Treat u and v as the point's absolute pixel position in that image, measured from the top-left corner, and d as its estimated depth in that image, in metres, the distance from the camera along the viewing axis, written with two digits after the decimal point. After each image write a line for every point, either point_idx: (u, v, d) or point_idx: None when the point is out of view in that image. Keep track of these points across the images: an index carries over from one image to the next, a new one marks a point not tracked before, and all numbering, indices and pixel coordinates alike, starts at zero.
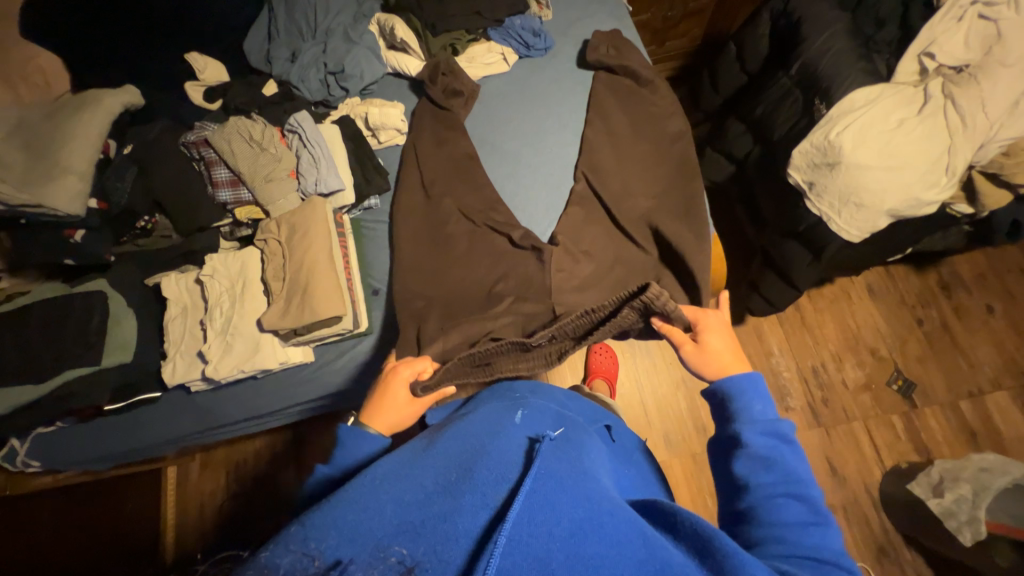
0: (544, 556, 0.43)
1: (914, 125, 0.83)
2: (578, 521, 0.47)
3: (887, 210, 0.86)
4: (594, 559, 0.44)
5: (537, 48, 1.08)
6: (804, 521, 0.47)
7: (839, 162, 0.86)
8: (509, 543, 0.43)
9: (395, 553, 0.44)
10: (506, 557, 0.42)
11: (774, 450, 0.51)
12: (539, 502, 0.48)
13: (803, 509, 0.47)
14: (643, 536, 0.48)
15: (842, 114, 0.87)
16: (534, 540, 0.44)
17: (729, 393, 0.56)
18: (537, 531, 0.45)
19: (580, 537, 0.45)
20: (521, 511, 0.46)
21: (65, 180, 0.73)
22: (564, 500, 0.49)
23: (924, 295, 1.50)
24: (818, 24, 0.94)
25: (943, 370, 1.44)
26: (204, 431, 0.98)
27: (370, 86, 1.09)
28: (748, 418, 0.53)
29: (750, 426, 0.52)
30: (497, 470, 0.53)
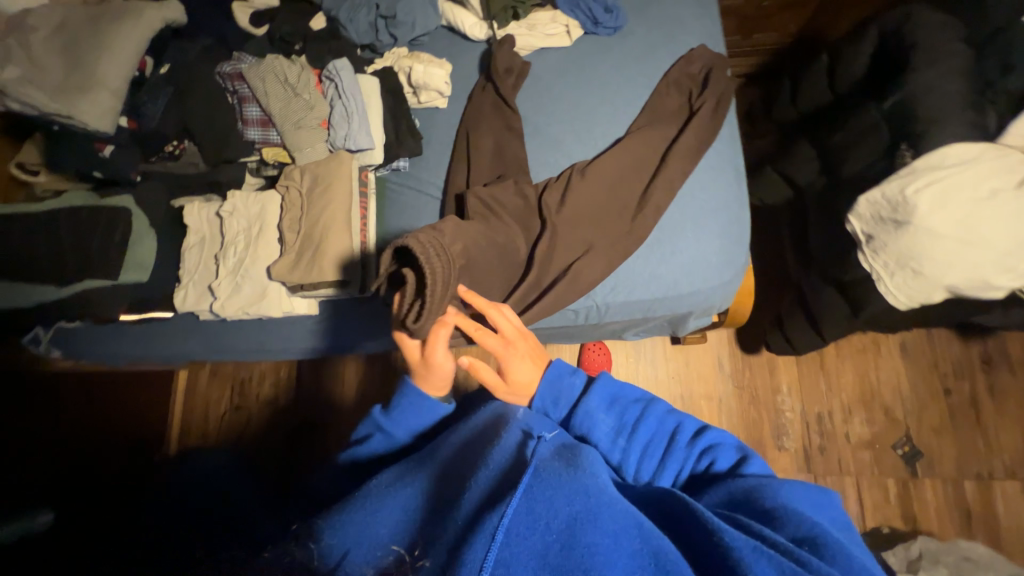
0: (542, 549, 0.44)
1: (1006, 200, 0.73)
2: (576, 511, 0.46)
3: (946, 284, 0.78)
4: (593, 548, 0.43)
5: (606, 26, 0.98)
6: (674, 450, 0.61)
7: (906, 223, 0.77)
8: (508, 534, 0.44)
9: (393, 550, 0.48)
10: (504, 548, 0.43)
11: (616, 413, 0.63)
12: (535, 499, 0.46)
13: (658, 434, 0.62)
14: (641, 526, 0.46)
15: (927, 168, 0.77)
16: (531, 533, 0.44)
17: (554, 395, 0.65)
18: (535, 525, 0.45)
19: (579, 528, 0.44)
20: (515, 512, 0.45)
21: (96, 94, 0.72)
22: (562, 492, 0.47)
23: (961, 365, 1.40)
24: (932, 56, 0.81)
25: (957, 446, 1.37)
26: (211, 355, 1.03)
27: (420, 37, 1.02)
28: (590, 402, 0.63)
29: (596, 410, 0.62)
30: (492, 461, 0.53)
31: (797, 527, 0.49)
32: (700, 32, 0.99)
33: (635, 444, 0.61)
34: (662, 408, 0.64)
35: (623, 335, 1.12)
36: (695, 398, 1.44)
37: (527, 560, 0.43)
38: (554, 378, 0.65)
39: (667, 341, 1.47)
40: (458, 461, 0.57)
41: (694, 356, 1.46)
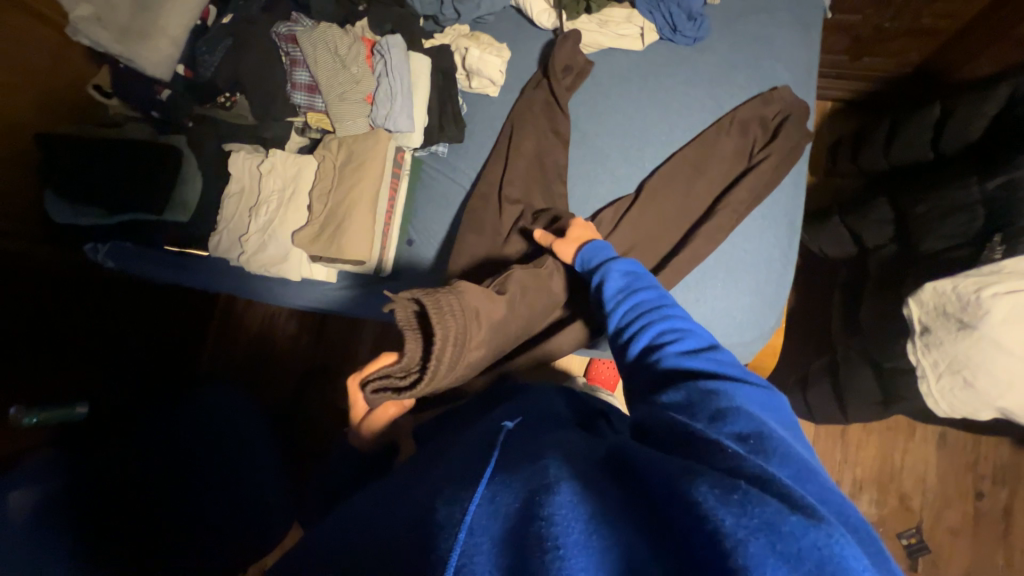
0: (505, 535, 0.36)
1: None
2: (535, 488, 0.39)
3: (999, 405, 0.69)
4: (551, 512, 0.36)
5: (684, 35, 0.88)
6: (664, 316, 0.57)
7: (973, 328, 0.67)
8: (470, 529, 0.37)
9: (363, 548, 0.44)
10: (466, 540, 0.36)
11: (628, 284, 0.63)
12: (501, 486, 0.41)
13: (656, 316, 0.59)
14: (595, 485, 0.40)
15: (1016, 272, 0.66)
16: (493, 523, 0.37)
17: (589, 258, 0.70)
18: (498, 513, 0.38)
19: (537, 503, 0.38)
20: (479, 502, 0.39)
21: (156, 41, 0.74)
22: (523, 473, 0.42)
23: (1003, 471, 1.27)
24: None
25: (971, 554, 1.26)
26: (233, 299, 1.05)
27: (485, 17, 0.96)
28: (612, 265, 0.66)
29: (618, 274, 0.64)
30: (456, 461, 0.50)
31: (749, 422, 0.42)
32: (791, 58, 0.88)
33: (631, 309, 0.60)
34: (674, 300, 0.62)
35: None
36: None
37: (489, 551, 0.35)
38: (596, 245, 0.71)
39: None
40: (434, 457, 0.56)
41: None
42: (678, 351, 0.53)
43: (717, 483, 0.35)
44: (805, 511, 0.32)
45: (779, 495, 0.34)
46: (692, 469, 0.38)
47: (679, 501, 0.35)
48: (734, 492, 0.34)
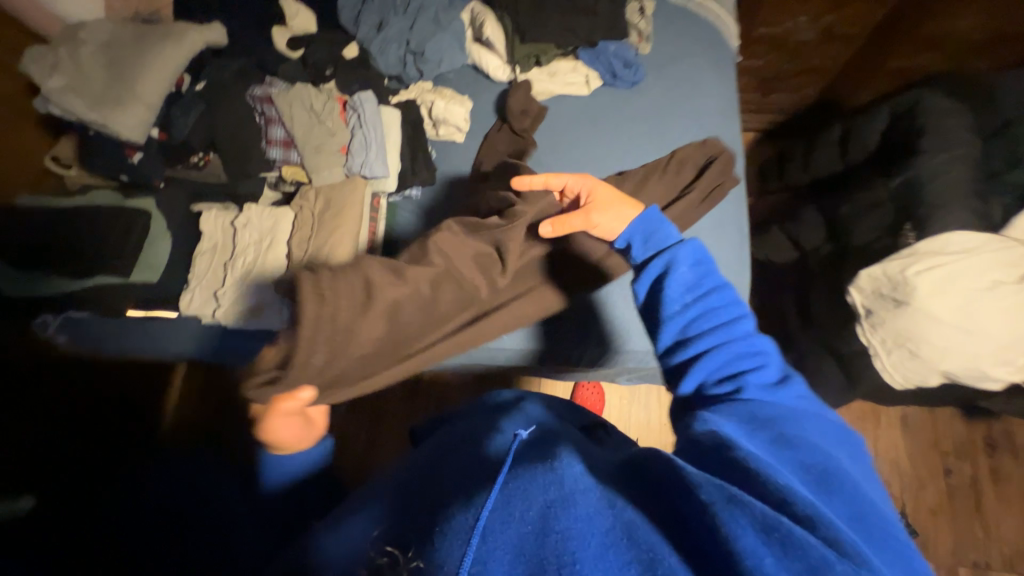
0: (517, 541, 0.39)
1: (1009, 293, 0.72)
2: (549, 501, 0.41)
3: (943, 370, 0.76)
4: (564, 532, 0.38)
5: (624, 80, 1.01)
6: (730, 327, 0.51)
7: (906, 303, 0.76)
8: (483, 533, 0.40)
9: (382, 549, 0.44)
10: (480, 547, 0.38)
11: (698, 276, 0.54)
12: (515, 491, 0.42)
13: (729, 315, 0.52)
14: (614, 502, 0.41)
15: (930, 252, 0.76)
16: (506, 528, 0.40)
17: (646, 233, 0.57)
18: (512, 517, 0.40)
19: (552, 518, 0.39)
20: (492, 512, 0.41)
21: (132, 107, 0.76)
22: (538, 483, 0.43)
23: (963, 446, 1.37)
24: (942, 141, 0.82)
25: (954, 531, 1.31)
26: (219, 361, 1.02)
27: (446, 75, 1.06)
28: (681, 250, 0.55)
29: (686, 263, 0.54)
30: (467, 465, 0.52)
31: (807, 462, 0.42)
32: (715, 94, 1.02)
33: (693, 311, 0.53)
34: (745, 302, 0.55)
35: (616, 379, 1.11)
36: None
37: (502, 557, 0.38)
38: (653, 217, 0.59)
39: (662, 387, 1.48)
40: (441, 460, 0.56)
41: None
42: (754, 379, 0.49)
43: (760, 517, 0.35)
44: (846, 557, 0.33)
45: (828, 538, 0.35)
46: (734, 496, 0.37)
47: (706, 521, 0.36)
48: (775, 528, 0.34)
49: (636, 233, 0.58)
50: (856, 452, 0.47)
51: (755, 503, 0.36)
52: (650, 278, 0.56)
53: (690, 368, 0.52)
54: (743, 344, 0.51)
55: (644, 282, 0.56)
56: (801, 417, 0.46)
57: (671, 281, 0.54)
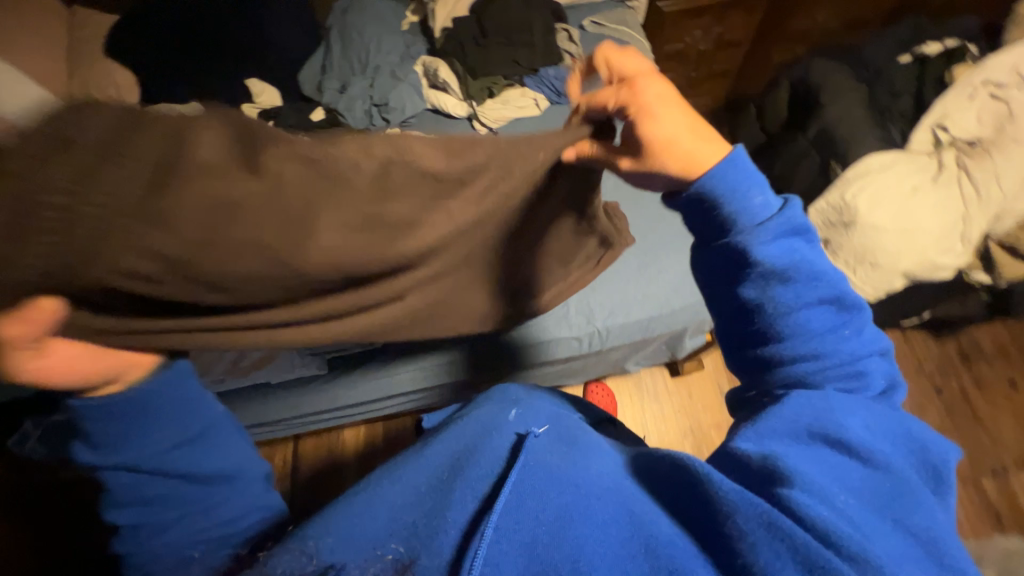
0: (530, 541, 0.46)
1: (927, 193, 0.85)
2: (562, 507, 0.48)
3: (902, 270, 0.87)
4: (579, 539, 0.45)
5: (568, 96, 1.15)
6: (822, 328, 0.46)
7: (854, 222, 0.88)
8: (496, 531, 0.47)
9: (392, 552, 0.48)
10: (494, 544, 0.46)
11: (794, 264, 0.45)
12: (529, 489, 0.50)
13: (821, 313, 0.46)
14: (631, 512, 0.47)
15: (857, 177, 0.90)
16: (519, 529, 0.47)
17: (729, 192, 0.45)
18: (525, 518, 0.48)
19: (567, 521, 0.46)
20: (509, 498, 0.49)
21: None
22: (552, 486, 0.50)
23: (944, 363, 1.47)
24: (836, 93, 0.99)
25: (965, 444, 1.38)
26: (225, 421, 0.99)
27: (409, 120, 1.15)
28: (773, 229, 0.45)
29: (771, 246, 0.45)
30: (485, 463, 0.55)
31: (866, 483, 0.42)
32: None
33: (777, 301, 0.46)
34: (842, 286, 0.47)
35: (626, 364, 1.16)
36: (704, 427, 1.46)
37: (514, 558, 0.45)
38: (742, 171, 0.45)
39: (666, 374, 1.53)
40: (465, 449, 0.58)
41: (695, 386, 1.52)
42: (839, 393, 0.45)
43: (801, 552, 0.38)
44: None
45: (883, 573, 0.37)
46: (771, 521, 0.40)
47: (726, 530, 0.42)
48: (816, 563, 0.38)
49: (720, 188, 0.44)
50: (921, 458, 0.46)
51: (797, 534, 0.39)
52: (721, 257, 0.47)
53: (762, 347, 0.48)
54: (823, 342, 0.46)
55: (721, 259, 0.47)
56: (871, 429, 0.44)
57: (752, 270, 0.45)
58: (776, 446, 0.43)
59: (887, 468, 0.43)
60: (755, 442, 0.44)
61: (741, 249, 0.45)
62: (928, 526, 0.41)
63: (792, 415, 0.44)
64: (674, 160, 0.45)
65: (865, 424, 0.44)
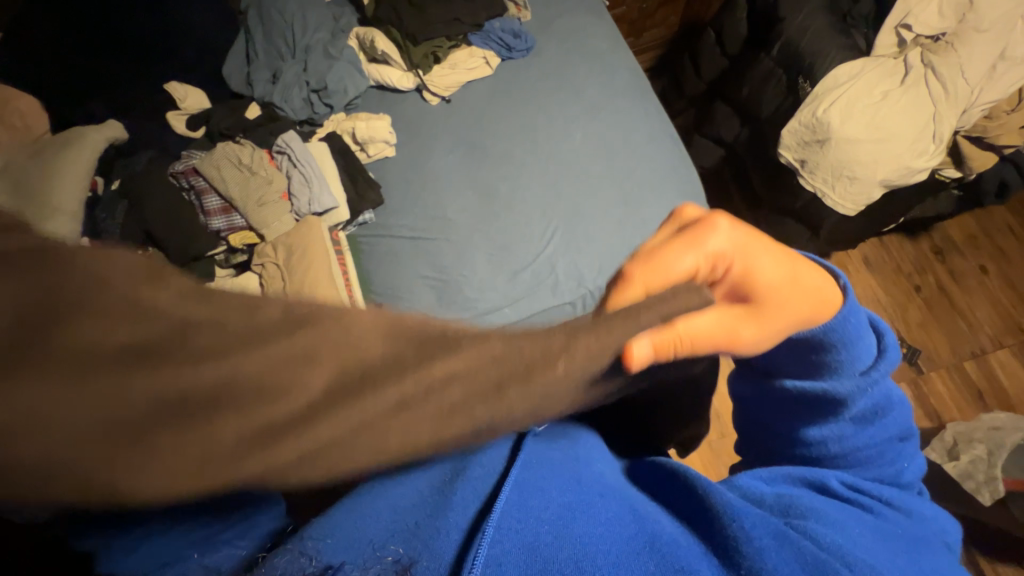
0: (533, 541, 0.39)
1: (898, 96, 0.83)
2: (567, 503, 0.42)
3: (879, 181, 0.86)
4: (583, 538, 0.39)
5: (518, 50, 1.08)
6: (879, 430, 0.50)
7: (828, 138, 0.86)
8: (501, 530, 0.40)
9: (391, 553, 0.37)
10: (495, 545, 0.39)
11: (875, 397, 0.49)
12: (529, 487, 0.44)
13: (885, 429, 0.50)
14: (635, 511, 0.43)
15: (827, 90, 0.87)
16: (522, 526, 0.40)
17: (835, 343, 0.47)
18: (526, 516, 0.41)
19: (571, 518, 0.41)
20: (511, 496, 0.42)
21: (57, 219, 0.76)
22: (554, 483, 0.44)
23: (919, 261, 1.52)
24: (796, 1, 0.93)
25: (945, 333, 1.45)
26: None
27: (355, 101, 1.08)
28: (858, 365, 0.48)
29: (858, 394, 0.48)
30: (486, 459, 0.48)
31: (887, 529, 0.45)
32: (599, 35, 1.11)
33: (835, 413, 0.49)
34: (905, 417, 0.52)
35: None
36: None
37: (517, 557, 0.38)
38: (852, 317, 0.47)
39: None
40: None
41: None
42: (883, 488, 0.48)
43: (808, 559, 0.39)
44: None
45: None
46: (781, 532, 0.40)
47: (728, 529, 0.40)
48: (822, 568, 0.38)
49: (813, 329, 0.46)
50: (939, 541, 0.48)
51: (802, 543, 0.40)
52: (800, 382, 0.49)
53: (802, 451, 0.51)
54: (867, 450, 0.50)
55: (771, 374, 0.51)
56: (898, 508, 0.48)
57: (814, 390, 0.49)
58: (787, 488, 0.47)
59: (900, 518, 0.46)
60: (765, 481, 0.48)
61: (815, 386, 0.48)
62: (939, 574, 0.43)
63: (822, 481, 0.48)
64: (808, 310, 0.46)
65: (880, 494, 0.47)
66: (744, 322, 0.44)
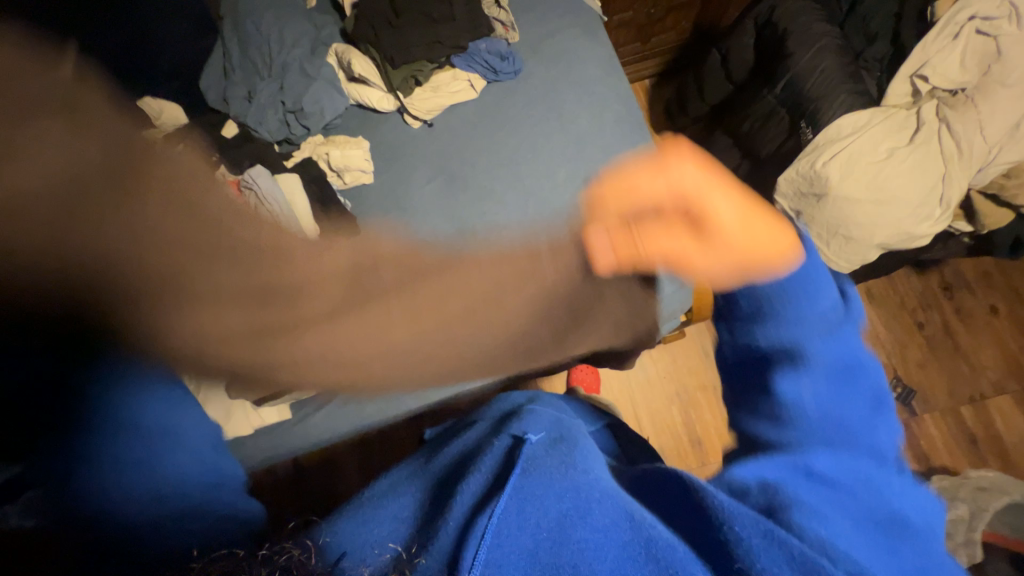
0: (532, 547, 0.40)
1: (905, 155, 0.76)
2: (564, 510, 0.42)
3: (876, 243, 0.81)
4: (580, 544, 0.39)
5: (505, 72, 1.02)
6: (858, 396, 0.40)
7: (825, 194, 0.80)
8: (496, 534, 0.40)
9: (387, 549, 0.42)
10: (495, 547, 0.39)
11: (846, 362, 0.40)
12: (529, 489, 0.45)
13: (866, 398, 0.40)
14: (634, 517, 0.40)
15: (829, 141, 0.80)
16: (522, 533, 0.41)
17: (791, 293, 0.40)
18: (524, 523, 0.42)
19: (568, 524, 0.41)
20: (508, 501, 0.43)
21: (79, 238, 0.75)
22: (552, 490, 0.45)
23: (926, 297, 1.45)
24: (804, 37, 0.85)
25: (944, 375, 1.40)
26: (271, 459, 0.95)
27: (333, 122, 1.03)
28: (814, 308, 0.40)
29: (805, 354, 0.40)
30: (484, 469, 0.51)
31: (872, 510, 0.37)
32: (593, 58, 1.04)
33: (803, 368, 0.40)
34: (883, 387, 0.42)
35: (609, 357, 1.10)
36: (689, 392, 1.47)
37: (513, 560, 0.39)
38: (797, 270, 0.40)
39: None
40: (463, 461, 0.58)
41: (677, 351, 1.51)
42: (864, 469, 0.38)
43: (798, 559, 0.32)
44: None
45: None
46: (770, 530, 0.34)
47: (727, 531, 0.35)
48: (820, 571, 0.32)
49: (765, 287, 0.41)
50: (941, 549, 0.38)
51: (792, 543, 0.33)
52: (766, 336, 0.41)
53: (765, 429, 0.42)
54: (854, 415, 0.39)
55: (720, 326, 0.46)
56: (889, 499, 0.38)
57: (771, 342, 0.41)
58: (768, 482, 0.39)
59: (896, 500, 0.38)
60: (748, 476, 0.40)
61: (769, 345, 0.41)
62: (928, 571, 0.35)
63: (806, 464, 0.38)
64: (744, 249, 0.40)
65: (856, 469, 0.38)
66: (694, 250, 0.42)
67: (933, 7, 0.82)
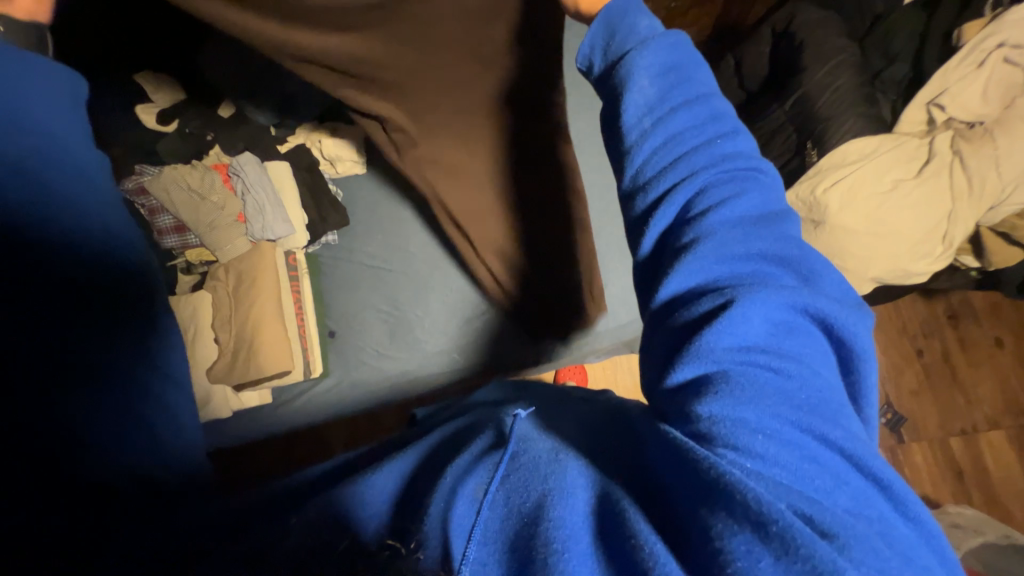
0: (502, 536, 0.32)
1: (909, 188, 0.74)
2: (554, 496, 0.33)
3: (870, 277, 0.78)
4: (566, 533, 0.31)
5: None
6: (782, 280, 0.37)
7: (823, 222, 0.77)
8: (482, 533, 0.33)
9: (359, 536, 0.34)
10: (482, 547, 0.32)
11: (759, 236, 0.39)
12: (516, 485, 0.35)
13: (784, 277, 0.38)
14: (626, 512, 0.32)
15: (833, 166, 0.77)
16: (503, 524, 0.33)
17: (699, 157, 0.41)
18: (505, 514, 0.34)
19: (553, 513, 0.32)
20: (498, 489, 0.35)
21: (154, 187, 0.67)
22: (545, 473, 0.35)
23: (929, 324, 1.41)
24: (820, 53, 0.81)
25: (937, 405, 1.37)
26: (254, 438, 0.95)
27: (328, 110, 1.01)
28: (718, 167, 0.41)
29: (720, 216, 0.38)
30: (458, 445, 0.43)
31: (807, 391, 0.33)
32: None
33: (708, 200, 0.39)
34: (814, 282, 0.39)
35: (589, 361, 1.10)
36: None
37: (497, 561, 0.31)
38: (667, 87, 0.43)
39: None
40: (461, 431, 0.46)
41: None
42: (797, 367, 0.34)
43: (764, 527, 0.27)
44: (815, 523, 0.28)
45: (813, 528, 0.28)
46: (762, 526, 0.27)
47: (695, 486, 0.30)
48: (771, 520, 0.27)
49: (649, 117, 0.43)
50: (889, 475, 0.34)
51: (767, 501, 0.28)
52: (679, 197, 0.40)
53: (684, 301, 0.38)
54: (757, 236, 0.39)
55: (635, 193, 0.43)
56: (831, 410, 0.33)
57: (678, 191, 0.40)
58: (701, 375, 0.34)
59: (824, 367, 0.35)
60: (688, 376, 0.34)
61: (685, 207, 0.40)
62: (861, 443, 0.33)
63: (733, 336, 0.34)
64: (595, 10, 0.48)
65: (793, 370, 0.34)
66: None
67: (960, 29, 0.83)
